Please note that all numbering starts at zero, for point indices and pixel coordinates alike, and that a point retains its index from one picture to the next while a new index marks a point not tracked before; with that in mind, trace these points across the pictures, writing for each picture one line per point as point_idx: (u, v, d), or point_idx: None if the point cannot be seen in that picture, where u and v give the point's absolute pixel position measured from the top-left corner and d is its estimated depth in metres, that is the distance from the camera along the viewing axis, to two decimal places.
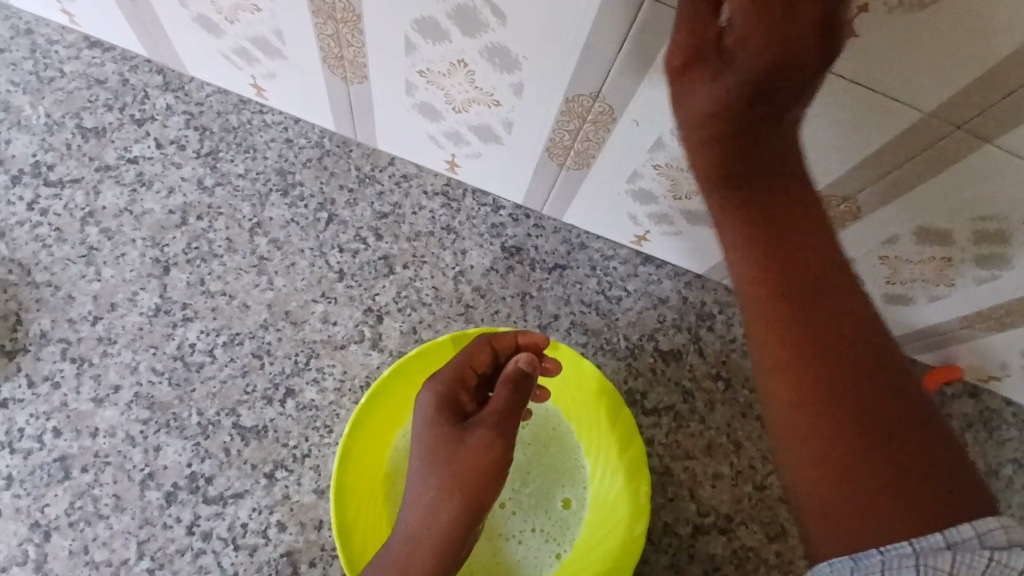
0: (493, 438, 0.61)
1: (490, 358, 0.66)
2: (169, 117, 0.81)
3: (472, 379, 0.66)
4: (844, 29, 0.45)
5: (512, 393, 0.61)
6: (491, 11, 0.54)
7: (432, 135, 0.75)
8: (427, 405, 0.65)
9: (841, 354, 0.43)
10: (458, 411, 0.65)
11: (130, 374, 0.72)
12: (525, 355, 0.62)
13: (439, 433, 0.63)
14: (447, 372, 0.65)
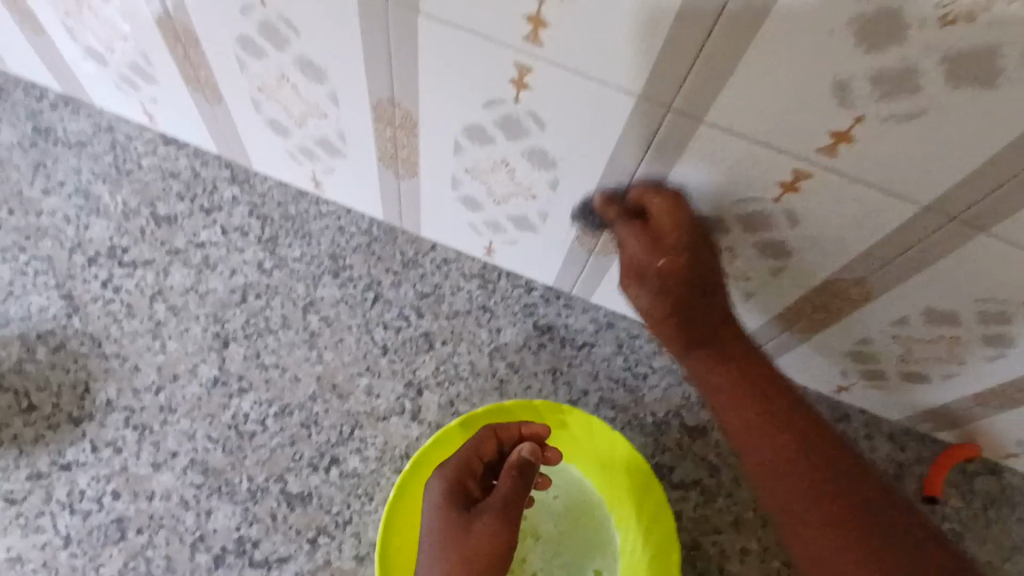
0: (500, 525, 0.64)
1: (496, 448, 0.71)
2: (234, 206, 0.89)
3: (479, 468, 0.69)
4: (844, 137, 0.52)
5: (515, 479, 0.65)
6: (532, 120, 0.63)
7: (472, 223, 0.82)
8: (436, 493, 0.67)
9: (784, 430, 0.62)
10: (466, 499, 0.67)
11: (187, 441, 0.77)
12: (526, 445, 0.67)
13: (446, 518, 0.65)
14: (455, 460, 0.68)
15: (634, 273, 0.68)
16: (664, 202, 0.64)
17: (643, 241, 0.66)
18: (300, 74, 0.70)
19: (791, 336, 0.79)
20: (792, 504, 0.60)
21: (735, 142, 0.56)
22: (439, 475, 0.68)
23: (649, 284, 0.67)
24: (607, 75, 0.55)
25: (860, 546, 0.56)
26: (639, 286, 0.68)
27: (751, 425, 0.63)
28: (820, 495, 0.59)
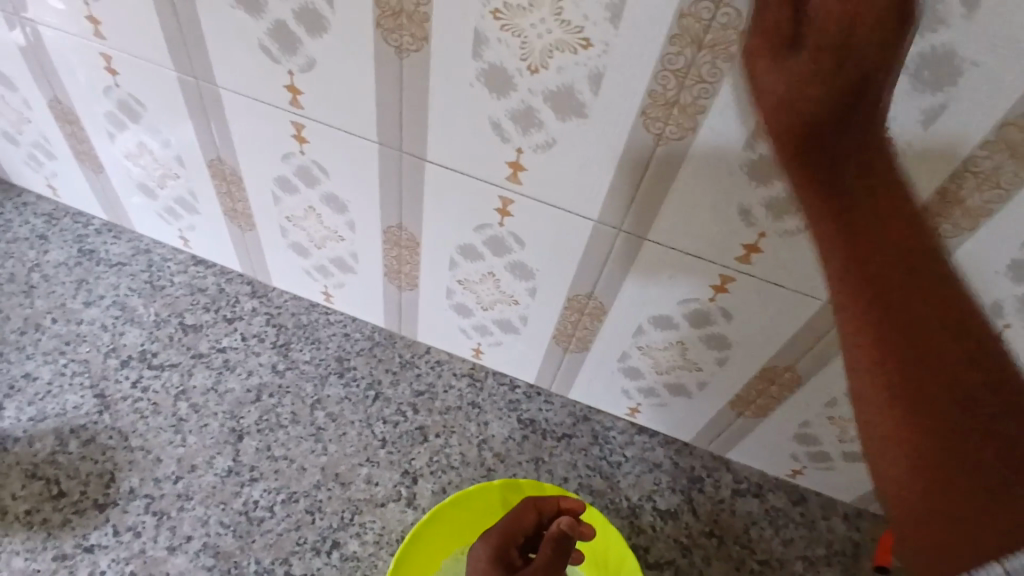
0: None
1: (535, 519, 0.76)
2: (253, 316, 1.02)
3: (519, 538, 0.76)
4: (753, 248, 0.68)
5: (553, 552, 0.72)
6: (514, 240, 0.79)
7: (463, 328, 0.96)
8: (479, 557, 0.74)
9: (913, 323, 0.40)
10: (506, 566, 0.74)
11: (201, 526, 0.84)
12: (565, 518, 0.72)
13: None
14: (498, 530, 0.76)
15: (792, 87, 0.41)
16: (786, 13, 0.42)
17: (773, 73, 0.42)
18: (324, 205, 0.86)
19: (743, 423, 0.90)
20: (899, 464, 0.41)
21: (673, 254, 0.72)
22: (483, 543, 0.75)
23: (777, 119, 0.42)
24: (571, 205, 0.71)
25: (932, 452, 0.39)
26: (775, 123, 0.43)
27: (869, 368, 0.41)
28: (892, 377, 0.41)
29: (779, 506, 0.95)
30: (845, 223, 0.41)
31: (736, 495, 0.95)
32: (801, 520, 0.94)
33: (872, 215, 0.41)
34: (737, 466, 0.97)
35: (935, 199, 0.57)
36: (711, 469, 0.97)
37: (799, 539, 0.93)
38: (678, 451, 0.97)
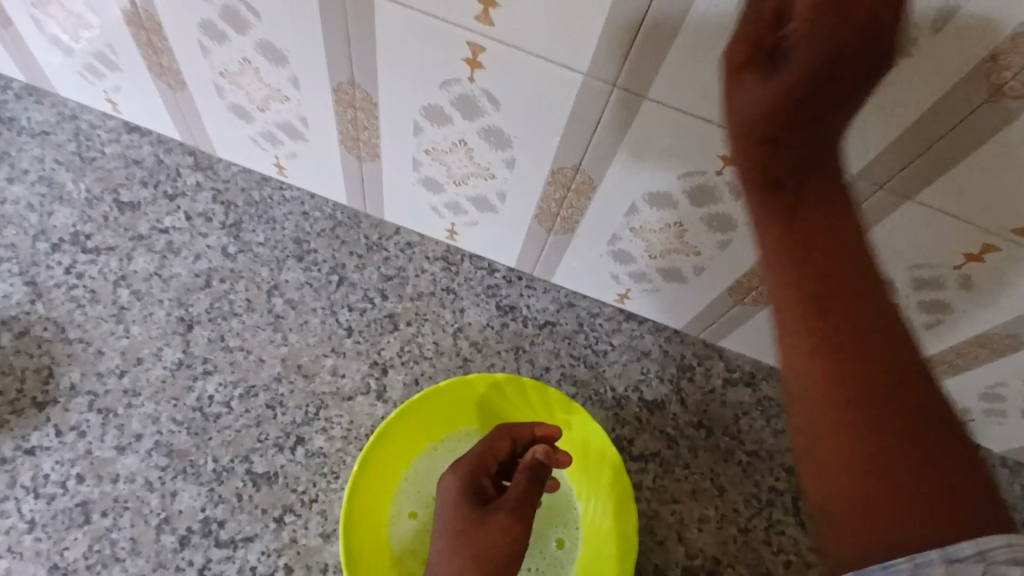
0: (512, 521, 0.70)
1: (509, 447, 0.75)
2: (197, 192, 0.90)
3: (492, 465, 0.74)
4: None
5: (526, 481, 0.70)
6: (487, 99, 0.66)
7: (434, 206, 0.85)
8: (451, 487, 0.73)
9: (867, 355, 0.38)
10: (480, 493, 0.73)
11: (152, 424, 0.78)
12: (540, 446, 0.70)
13: (463, 515, 0.71)
14: (470, 458, 0.74)
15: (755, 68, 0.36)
16: None
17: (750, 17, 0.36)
18: (261, 57, 0.72)
19: (740, 311, 0.83)
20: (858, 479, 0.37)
21: (674, 119, 0.60)
22: (454, 472, 0.74)
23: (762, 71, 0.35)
24: (555, 55, 0.58)
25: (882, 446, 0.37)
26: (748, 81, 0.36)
27: (818, 400, 0.38)
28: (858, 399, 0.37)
29: (773, 396, 0.89)
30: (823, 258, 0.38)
31: (728, 384, 0.89)
32: None
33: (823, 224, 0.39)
34: (730, 355, 0.91)
35: (1011, 45, 0.45)
36: (703, 357, 0.90)
37: None
38: (669, 339, 0.90)
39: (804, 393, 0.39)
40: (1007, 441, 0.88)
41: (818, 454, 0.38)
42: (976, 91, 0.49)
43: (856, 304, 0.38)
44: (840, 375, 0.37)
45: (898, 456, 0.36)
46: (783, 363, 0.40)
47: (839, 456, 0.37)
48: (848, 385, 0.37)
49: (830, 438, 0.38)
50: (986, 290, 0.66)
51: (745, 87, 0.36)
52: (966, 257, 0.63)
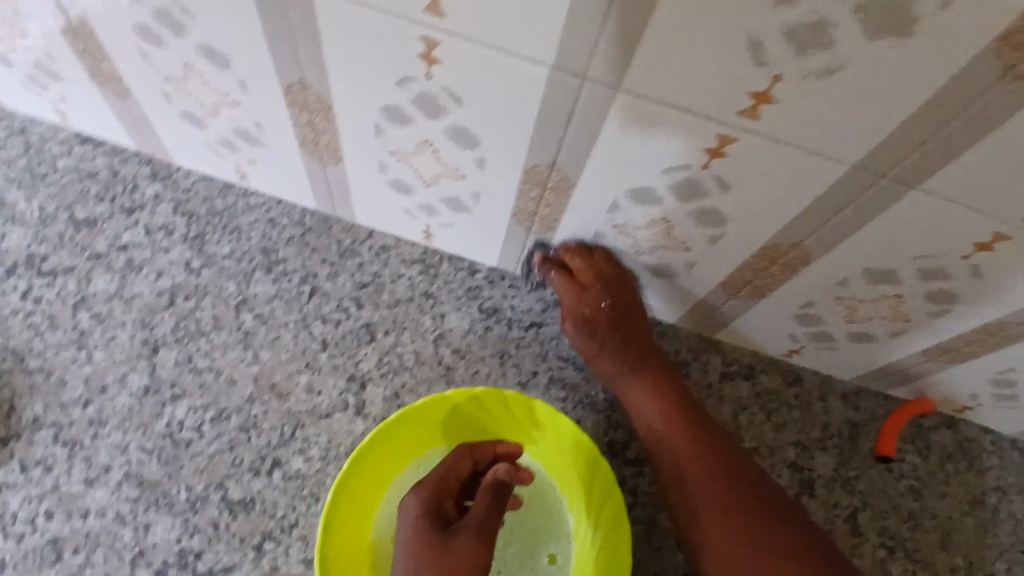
0: (477, 544, 0.65)
1: (470, 468, 0.73)
2: (157, 204, 0.85)
3: (454, 489, 0.71)
4: (764, 99, 0.50)
5: (490, 501, 0.68)
6: (449, 97, 0.60)
7: (406, 209, 0.79)
8: (412, 511, 0.68)
9: (704, 455, 0.72)
10: (442, 517, 0.69)
11: (120, 454, 0.76)
12: (503, 465, 0.70)
13: (425, 539, 0.66)
14: (432, 480, 0.70)
15: (581, 325, 0.79)
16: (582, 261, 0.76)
17: (573, 292, 0.77)
18: (205, 62, 0.66)
19: (737, 304, 0.78)
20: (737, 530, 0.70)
21: (655, 110, 0.55)
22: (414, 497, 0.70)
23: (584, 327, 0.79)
24: (517, 46, 0.52)
25: (733, 512, 0.69)
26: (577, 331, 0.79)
27: (679, 480, 0.72)
28: (711, 477, 0.71)
29: (772, 389, 0.85)
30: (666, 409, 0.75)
31: (725, 379, 0.85)
32: (795, 403, 0.85)
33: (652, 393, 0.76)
34: (727, 348, 0.86)
35: None
36: (699, 352, 0.86)
37: (792, 424, 0.85)
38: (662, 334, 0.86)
39: (671, 480, 0.73)
40: (1020, 425, 0.84)
41: (708, 524, 0.69)
42: (989, 72, 0.44)
43: (693, 434, 0.73)
44: (677, 471, 0.72)
45: (730, 513, 0.69)
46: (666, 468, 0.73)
47: (715, 524, 0.69)
48: (698, 470, 0.71)
49: (707, 517, 0.69)
50: (997, 279, 0.61)
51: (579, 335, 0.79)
52: (976, 247, 0.58)
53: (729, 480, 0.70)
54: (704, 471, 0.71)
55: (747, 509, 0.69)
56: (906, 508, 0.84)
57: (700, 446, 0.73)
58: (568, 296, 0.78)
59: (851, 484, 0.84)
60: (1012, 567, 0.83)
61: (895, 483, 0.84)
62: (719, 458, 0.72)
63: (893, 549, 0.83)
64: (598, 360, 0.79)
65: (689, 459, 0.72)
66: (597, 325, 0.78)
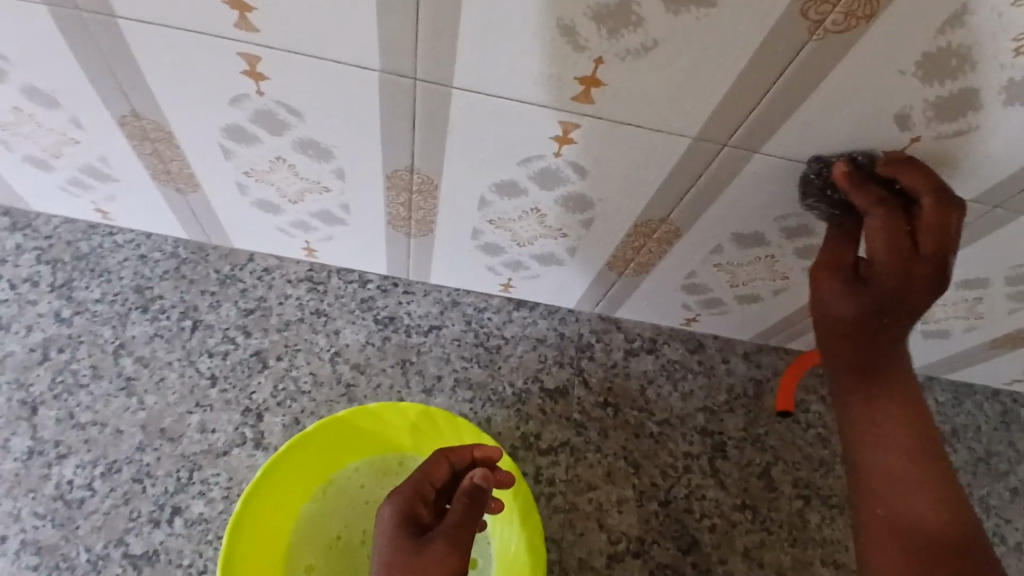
0: (449, 551, 0.63)
1: (448, 473, 0.69)
2: (19, 256, 0.80)
3: (430, 495, 0.68)
4: (593, 82, 0.49)
5: (467, 506, 0.64)
6: (287, 111, 0.58)
7: (280, 228, 0.76)
8: (386, 518, 0.66)
9: (911, 482, 0.56)
10: (415, 524, 0.66)
11: (13, 523, 0.71)
12: (480, 469, 0.65)
13: (397, 546, 0.64)
14: (407, 487, 0.68)
15: (834, 278, 0.56)
16: (931, 194, 0.50)
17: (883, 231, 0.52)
18: (28, 102, 0.62)
19: (627, 282, 0.78)
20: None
21: (493, 105, 0.53)
22: (391, 504, 0.67)
23: (843, 284, 0.55)
24: (338, 54, 0.50)
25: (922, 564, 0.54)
26: (828, 280, 0.56)
27: (874, 479, 0.57)
28: (922, 502, 0.55)
29: (676, 358, 0.86)
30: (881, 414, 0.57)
31: (630, 355, 0.86)
32: (699, 368, 0.86)
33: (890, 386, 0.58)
34: (628, 325, 0.87)
35: None
36: (601, 332, 0.86)
37: (699, 390, 0.85)
38: (563, 320, 0.86)
39: (869, 482, 0.57)
40: (912, 359, 0.88)
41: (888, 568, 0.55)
42: (797, 31, 0.44)
43: (910, 450, 0.57)
44: (879, 481, 0.57)
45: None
46: (861, 466, 0.58)
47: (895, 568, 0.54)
48: (933, 503, 0.55)
49: (914, 545, 0.54)
50: None
51: (835, 290, 0.55)
52: None
53: (956, 512, 0.55)
54: (940, 496, 0.56)
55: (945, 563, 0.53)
56: (816, 456, 0.84)
57: (927, 468, 0.56)
58: (833, 244, 0.57)
59: (761, 441, 0.84)
60: None
61: (804, 434, 0.85)
62: (918, 482, 0.56)
63: (810, 498, 0.82)
64: (827, 332, 0.58)
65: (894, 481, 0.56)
66: (845, 274, 0.56)
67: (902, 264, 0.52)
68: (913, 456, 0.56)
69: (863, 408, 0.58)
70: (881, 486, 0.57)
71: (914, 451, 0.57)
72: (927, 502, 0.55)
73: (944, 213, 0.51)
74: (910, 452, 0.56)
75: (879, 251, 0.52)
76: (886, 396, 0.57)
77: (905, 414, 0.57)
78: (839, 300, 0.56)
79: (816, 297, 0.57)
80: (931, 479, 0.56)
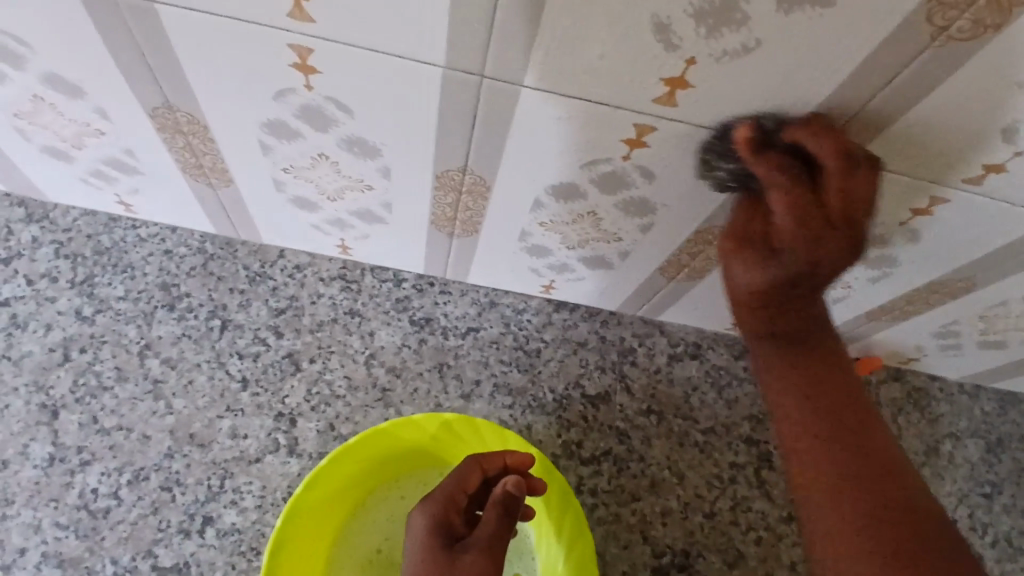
0: (485, 563, 0.60)
1: (481, 480, 0.66)
2: (36, 250, 0.76)
3: (464, 503, 0.65)
4: (680, 84, 0.45)
5: (501, 515, 0.62)
6: (336, 107, 0.53)
7: (314, 224, 0.72)
8: (419, 527, 0.63)
9: (847, 454, 0.52)
10: (449, 534, 0.62)
11: (35, 533, 0.68)
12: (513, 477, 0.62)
13: (431, 558, 0.60)
14: (440, 493, 0.64)
15: (741, 250, 0.50)
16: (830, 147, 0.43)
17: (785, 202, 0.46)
18: (51, 91, 0.57)
19: (678, 286, 0.75)
20: (864, 559, 0.49)
21: (564, 106, 0.49)
22: (422, 511, 0.64)
23: (752, 257, 0.49)
24: (399, 49, 0.46)
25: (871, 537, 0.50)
26: (735, 256, 0.50)
27: (813, 453, 0.53)
28: (872, 473, 0.52)
29: (721, 364, 0.83)
30: (806, 386, 0.54)
31: (674, 361, 0.82)
32: (745, 375, 0.83)
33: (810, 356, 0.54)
34: (672, 328, 0.84)
35: None
36: (644, 336, 0.83)
37: (745, 398, 0.83)
38: (605, 322, 0.83)
39: (802, 454, 0.54)
40: (965, 369, 0.85)
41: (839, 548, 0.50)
42: (916, 36, 0.40)
43: (845, 416, 0.53)
44: (815, 455, 0.53)
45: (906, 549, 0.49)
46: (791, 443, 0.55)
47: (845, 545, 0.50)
48: (868, 466, 0.52)
49: (862, 516, 0.50)
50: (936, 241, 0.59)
51: (744, 268, 0.50)
52: (913, 213, 0.56)
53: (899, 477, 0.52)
54: (874, 460, 0.52)
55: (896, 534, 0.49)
56: None
57: (859, 434, 0.53)
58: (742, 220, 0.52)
59: None
60: (972, 511, 0.84)
61: None
62: (859, 449, 0.53)
63: None
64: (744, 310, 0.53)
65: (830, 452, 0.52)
66: (754, 246, 0.49)
67: (811, 233, 0.45)
68: (844, 423, 0.53)
69: (787, 380, 0.54)
70: (834, 456, 0.52)
71: (853, 421, 0.54)
72: (869, 469, 0.52)
73: (850, 176, 0.44)
74: (841, 420, 0.53)
75: (785, 221, 0.46)
76: (818, 365, 0.54)
77: (842, 391, 0.54)
78: (752, 273, 0.50)
79: (730, 274, 0.51)
80: (868, 446, 0.53)
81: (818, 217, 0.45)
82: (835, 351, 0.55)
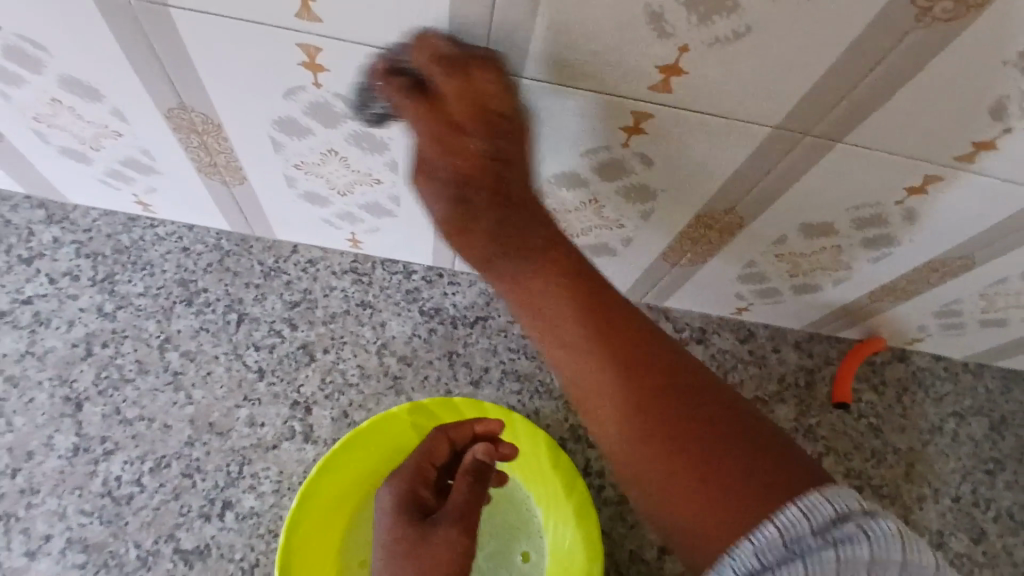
0: (457, 533, 0.63)
1: (449, 451, 0.69)
2: (57, 249, 0.78)
3: (432, 475, 0.68)
4: (675, 70, 0.47)
5: (470, 484, 0.65)
6: (343, 103, 0.55)
7: (325, 218, 0.75)
8: (388, 501, 0.66)
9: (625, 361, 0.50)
10: (418, 507, 0.66)
11: (59, 521, 0.71)
12: (481, 446, 0.66)
13: (402, 532, 0.64)
14: (408, 468, 0.67)
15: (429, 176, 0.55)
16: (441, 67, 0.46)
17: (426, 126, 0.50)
18: (70, 94, 0.59)
19: (681, 271, 0.76)
20: (658, 472, 0.47)
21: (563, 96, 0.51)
22: (390, 485, 0.68)
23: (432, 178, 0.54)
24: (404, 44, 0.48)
25: (656, 437, 0.47)
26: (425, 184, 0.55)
27: (586, 365, 0.52)
28: (616, 392, 0.50)
29: (726, 348, 0.85)
30: (564, 290, 0.52)
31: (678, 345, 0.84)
32: (749, 358, 0.85)
33: (553, 260, 0.53)
34: (676, 314, 0.85)
35: None
36: None
37: (750, 380, 0.84)
38: None
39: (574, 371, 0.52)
40: (968, 348, 0.85)
41: (631, 465, 0.49)
42: (903, 18, 0.41)
43: (614, 321, 0.52)
44: (587, 365, 0.51)
45: (664, 452, 0.47)
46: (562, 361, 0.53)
47: (633, 452, 0.48)
48: (637, 369, 0.50)
49: (634, 422, 0.49)
50: (932, 220, 0.61)
51: (432, 192, 0.55)
52: (909, 191, 0.57)
53: (672, 374, 0.50)
54: (643, 357, 0.50)
55: (664, 433, 0.47)
56: (868, 446, 0.84)
57: (629, 338, 0.51)
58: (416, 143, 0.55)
59: (812, 431, 0.84)
60: (978, 489, 0.85)
61: (856, 424, 0.85)
62: (634, 353, 0.51)
63: (862, 488, 0.83)
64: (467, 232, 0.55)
65: (605, 360, 0.51)
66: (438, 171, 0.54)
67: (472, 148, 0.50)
68: (603, 337, 0.51)
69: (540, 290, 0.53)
70: (586, 375, 0.51)
71: (612, 329, 0.51)
72: (644, 367, 0.50)
73: (463, 86, 0.47)
74: (599, 328, 0.51)
75: (443, 144, 0.51)
76: (570, 275, 0.53)
77: (572, 306, 0.52)
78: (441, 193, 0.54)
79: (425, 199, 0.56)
80: (643, 347, 0.51)
81: (460, 140, 0.51)
82: (569, 260, 0.53)
